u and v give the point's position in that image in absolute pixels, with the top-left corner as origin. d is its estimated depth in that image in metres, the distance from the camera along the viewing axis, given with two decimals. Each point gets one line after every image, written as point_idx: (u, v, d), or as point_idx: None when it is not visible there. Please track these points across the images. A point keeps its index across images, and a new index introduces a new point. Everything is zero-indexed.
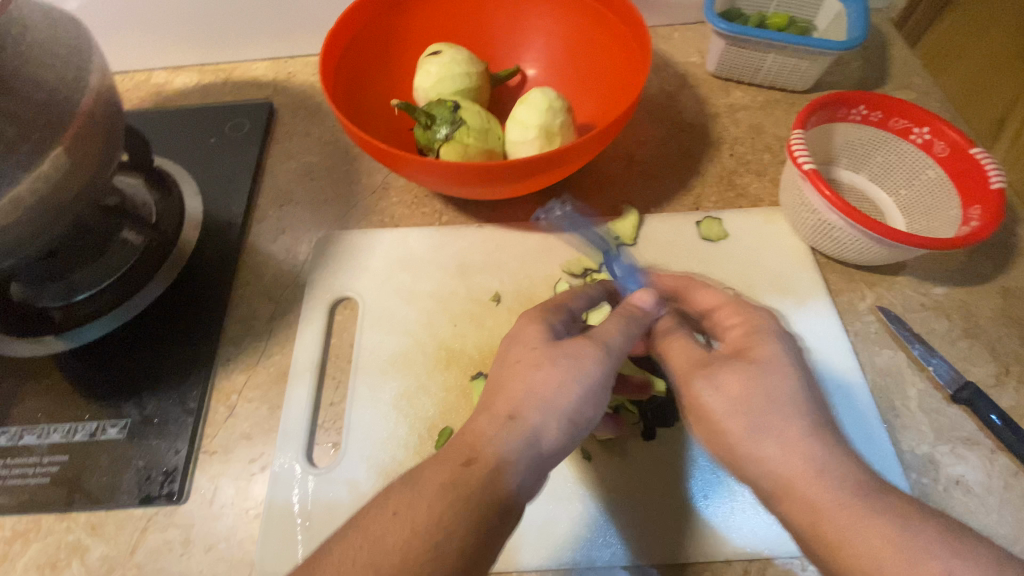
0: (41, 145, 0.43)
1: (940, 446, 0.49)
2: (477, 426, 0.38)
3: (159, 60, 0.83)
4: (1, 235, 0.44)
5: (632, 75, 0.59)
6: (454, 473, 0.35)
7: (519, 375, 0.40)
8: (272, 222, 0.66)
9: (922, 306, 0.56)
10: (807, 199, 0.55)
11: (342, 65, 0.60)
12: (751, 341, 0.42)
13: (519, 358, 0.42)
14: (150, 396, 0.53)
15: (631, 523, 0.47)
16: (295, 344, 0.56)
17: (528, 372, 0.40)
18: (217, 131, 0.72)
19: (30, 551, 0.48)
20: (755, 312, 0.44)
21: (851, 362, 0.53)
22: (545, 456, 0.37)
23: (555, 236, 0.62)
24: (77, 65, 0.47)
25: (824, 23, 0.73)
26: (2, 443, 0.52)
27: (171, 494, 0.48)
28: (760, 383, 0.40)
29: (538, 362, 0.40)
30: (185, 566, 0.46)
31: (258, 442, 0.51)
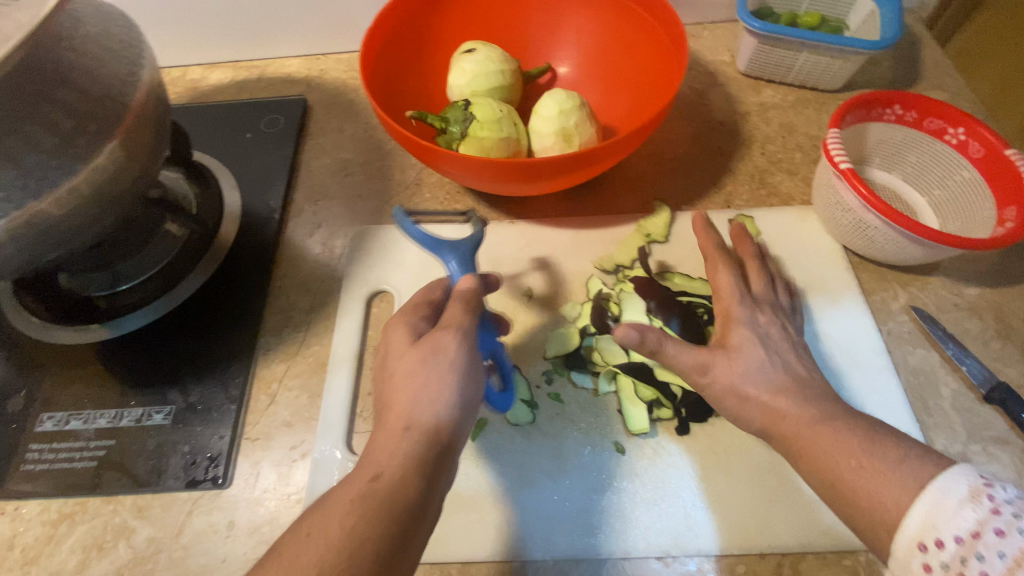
0: (98, 138, 0.44)
1: (973, 445, 0.49)
2: (378, 444, 0.39)
3: (195, 57, 0.84)
4: (59, 226, 0.45)
5: (666, 74, 0.60)
6: (361, 489, 0.36)
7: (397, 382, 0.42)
8: (308, 216, 0.67)
9: (955, 306, 0.56)
10: (842, 199, 0.56)
11: (381, 61, 0.61)
12: (729, 329, 0.48)
13: (392, 369, 0.43)
14: (194, 383, 0.54)
15: (664, 515, 0.47)
16: (333, 335, 0.58)
17: (400, 381, 0.41)
18: (253, 126, 0.74)
19: (78, 532, 0.50)
20: (735, 302, 0.50)
21: (883, 360, 0.53)
22: (444, 448, 0.39)
23: (587, 232, 0.62)
24: (131, 61, 0.47)
25: (857, 23, 0.73)
26: (50, 428, 0.54)
27: (217, 478, 0.50)
28: (744, 364, 0.45)
29: (406, 369, 0.42)
30: (229, 549, 0.48)
31: (298, 430, 0.53)
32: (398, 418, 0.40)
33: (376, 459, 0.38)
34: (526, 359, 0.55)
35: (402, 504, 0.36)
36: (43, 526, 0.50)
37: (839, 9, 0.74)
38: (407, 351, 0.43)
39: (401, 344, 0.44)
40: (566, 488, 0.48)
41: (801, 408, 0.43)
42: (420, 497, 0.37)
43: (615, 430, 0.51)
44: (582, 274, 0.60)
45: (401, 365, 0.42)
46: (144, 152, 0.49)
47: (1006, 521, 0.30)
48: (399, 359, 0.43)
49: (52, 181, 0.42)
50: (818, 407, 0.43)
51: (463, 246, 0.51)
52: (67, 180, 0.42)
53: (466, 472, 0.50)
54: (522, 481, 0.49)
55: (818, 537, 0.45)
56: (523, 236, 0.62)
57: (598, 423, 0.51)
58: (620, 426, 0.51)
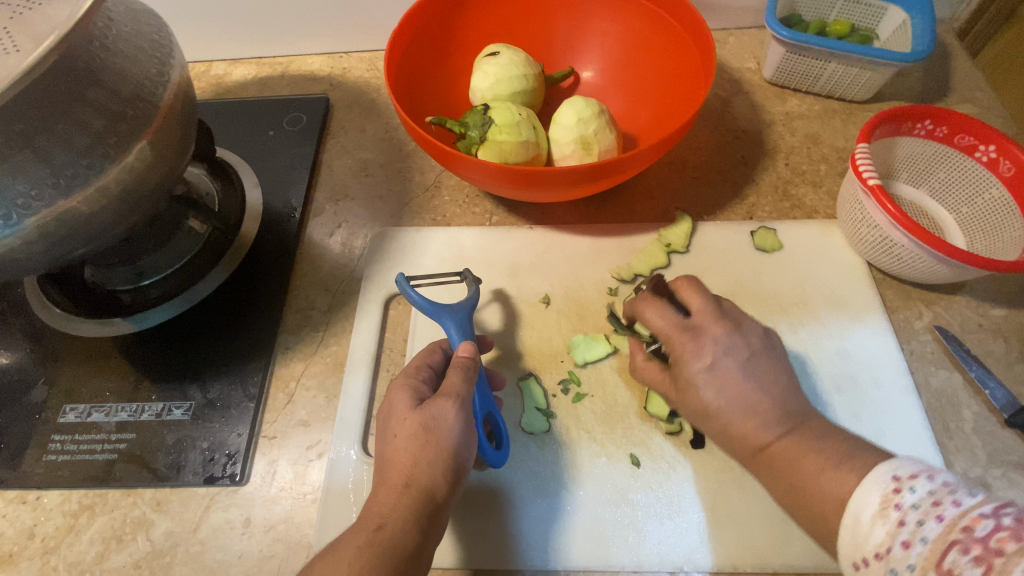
0: (128, 138, 0.44)
1: (993, 470, 0.48)
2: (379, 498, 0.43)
3: (220, 52, 0.85)
4: (89, 224, 0.45)
5: (692, 82, 0.59)
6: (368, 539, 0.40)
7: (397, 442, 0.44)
8: (328, 216, 0.67)
9: (980, 327, 0.55)
10: (868, 215, 0.55)
11: (405, 63, 0.61)
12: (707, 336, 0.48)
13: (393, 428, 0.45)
14: (213, 380, 0.55)
15: (679, 530, 0.47)
16: (351, 336, 0.58)
17: (398, 440, 0.44)
18: (276, 124, 0.74)
19: (99, 522, 0.51)
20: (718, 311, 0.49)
21: (905, 381, 0.52)
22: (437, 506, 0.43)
23: (606, 240, 0.62)
24: (160, 60, 0.48)
25: (887, 32, 0.71)
26: (73, 419, 0.55)
27: (234, 475, 0.51)
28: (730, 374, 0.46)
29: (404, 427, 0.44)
30: (245, 546, 0.48)
31: (315, 430, 0.53)
32: (399, 476, 0.43)
33: (374, 512, 0.42)
34: (542, 367, 0.55)
35: (400, 555, 0.39)
36: (63, 516, 0.51)
37: (870, 18, 0.72)
38: (408, 413, 0.45)
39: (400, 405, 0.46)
40: (580, 500, 0.48)
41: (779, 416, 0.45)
42: (416, 547, 0.40)
43: (631, 442, 0.50)
44: (600, 283, 0.59)
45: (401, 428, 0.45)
46: (172, 153, 0.49)
47: (909, 533, 0.33)
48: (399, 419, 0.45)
49: (82, 180, 0.42)
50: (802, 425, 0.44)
51: (462, 311, 0.52)
52: (96, 179, 0.43)
53: (480, 479, 0.50)
54: (537, 489, 0.49)
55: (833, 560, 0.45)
56: (541, 242, 0.62)
57: (613, 435, 0.51)
58: (637, 437, 0.51)
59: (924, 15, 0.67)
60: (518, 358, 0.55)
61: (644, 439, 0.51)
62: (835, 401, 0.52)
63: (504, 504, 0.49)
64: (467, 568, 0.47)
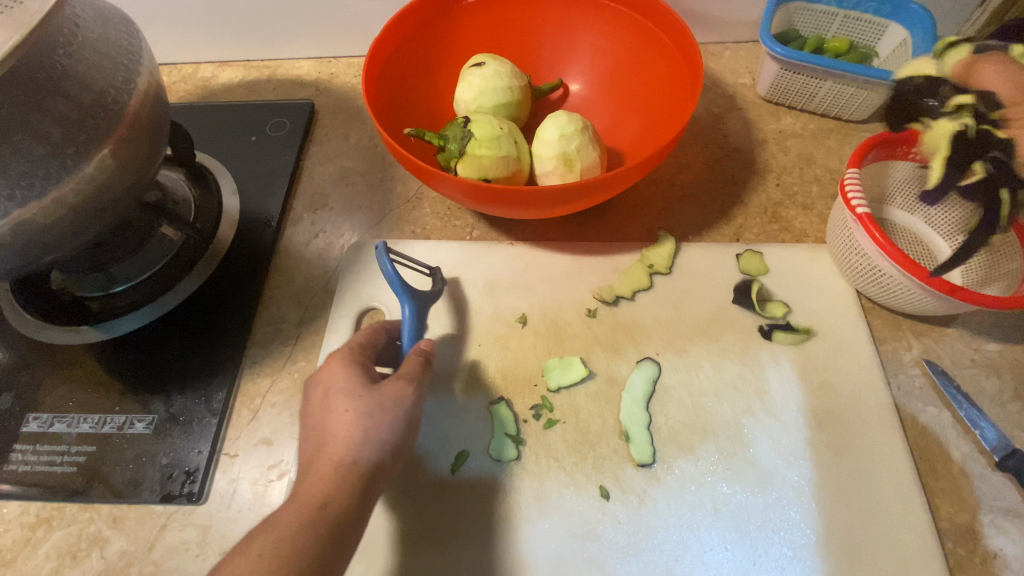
0: (89, 148, 0.43)
1: (980, 515, 0.46)
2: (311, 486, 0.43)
3: (207, 55, 0.84)
4: (47, 234, 0.44)
5: (681, 98, 0.57)
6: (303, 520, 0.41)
7: (336, 419, 0.45)
8: (307, 224, 0.66)
9: (973, 362, 0.53)
10: (856, 242, 0.53)
11: (387, 72, 0.59)
12: None
13: (332, 404, 0.46)
14: (178, 393, 0.54)
15: (645, 570, 0.45)
16: (320, 352, 0.57)
17: (338, 420, 0.45)
18: (259, 129, 0.73)
19: (53, 538, 0.49)
20: None
21: (890, 418, 0.50)
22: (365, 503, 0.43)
23: (588, 259, 0.60)
24: (127, 67, 0.47)
25: (887, 50, 0.69)
26: (34, 429, 0.53)
27: (192, 494, 0.49)
28: None
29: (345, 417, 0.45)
30: (199, 568, 0.47)
31: (278, 449, 0.52)
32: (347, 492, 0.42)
33: (316, 503, 0.41)
34: (514, 390, 0.53)
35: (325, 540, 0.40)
36: (20, 529, 0.50)
37: (870, 36, 0.70)
38: (348, 389, 0.47)
39: (344, 380, 0.47)
40: (544, 533, 0.47)
41: None
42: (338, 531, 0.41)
43: (601, 474, 0.49)
44: (579, 303, 0.58)
45: (340, 401, 0.46)
46: (138, 162, 0.48)
47: None
48: (339, 394, 0.46)
49: (38, 191, 0.41)
50: None
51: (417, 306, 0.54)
52: (53, 190, 0.42)
53: (443, 507, 0.48)
54: (502, 520, 0.47)
55: None
56: (521, 259, 0.61)
57: (583, 466, 0.49)
58: (608, 468, 0.49)
59: (925, 32, 0.65)
60: (490, 380, 0.54)
61: (614, 470, 0.49)
62: (815, 436, 0.50)
63: (465, 534, 0.47)
64: None
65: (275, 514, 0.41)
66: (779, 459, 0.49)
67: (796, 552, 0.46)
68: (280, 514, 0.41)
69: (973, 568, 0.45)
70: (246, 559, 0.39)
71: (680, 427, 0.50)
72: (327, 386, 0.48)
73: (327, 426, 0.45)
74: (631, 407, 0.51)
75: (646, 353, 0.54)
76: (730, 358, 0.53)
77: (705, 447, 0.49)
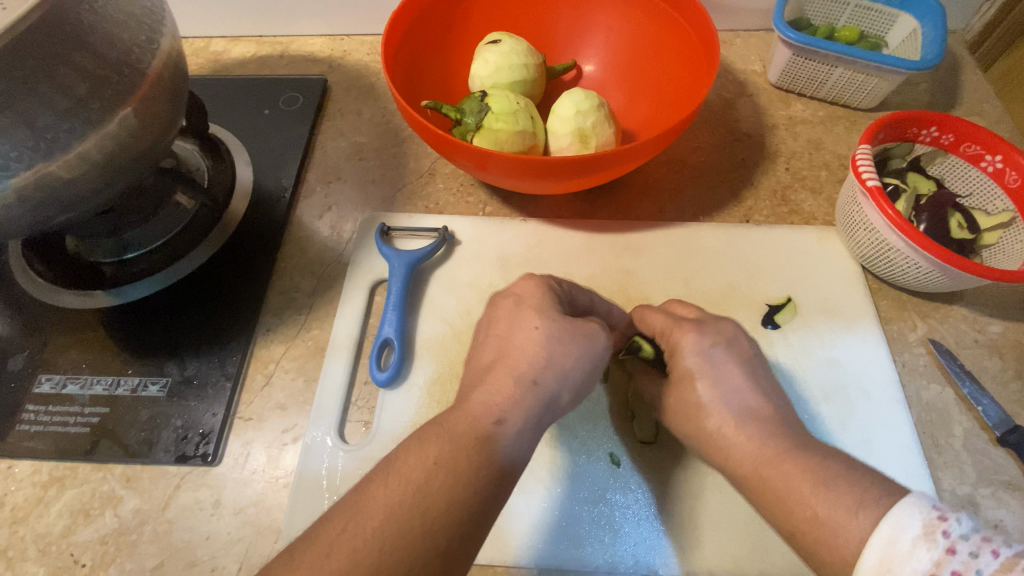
0: (112, 103, 0.44)
1: (981, 488, 0.47)
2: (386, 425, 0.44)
3: (220, 30, 0.84)
4: (71, 188, 0.45)
5: (694, 80, 0.58)
6: None
7: (520, 335, 0.44)
8: (319, 197, 0.66)
9: (976, 342, 0.54)
10: (867, 218, 0.54)
11: (404, 46, 0.60)
12: None
13: (513, 324, 0.45)
14: (192, 357, 0.54)
15: (656, 538, 0.46)
16: (334, 320, 0.57)
17: (498, 348, 0.44)
18: (271, 103, 0.73)
19: (66, 497, 0.50)
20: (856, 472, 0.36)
21: (895, 394, 0.52)
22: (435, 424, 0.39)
23: (600, 236, 0.61)
24: (151, 27, 0.47)
25: (896, 41, 0.70)
26: (46, 390, 0.54)
27: (206, 455, 0.50)
28: None
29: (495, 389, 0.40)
30: (213, 527, 0.47)
31: (292, 413, 0.52)
32: None
33: None
34: None
35: None
36: (33, 487, 0.50)
37: (880, 26, 0.71)
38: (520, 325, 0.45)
39: (538, 299, 0.46)
40: (556, 498, 0.48)
41: (760, 444, 0.40)
42: None
43: (612, 441, 0.50)
44: (589, 278, 0.59)
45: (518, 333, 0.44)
46: (158, 123, 0.49)
47: None
48: (524, 309, 0.46)
49: (63, 144, 0.42)
50: (776, 441, 0.40)
51: (400, 266, 0.58)
52: (78, 144, 0.43)
53: None
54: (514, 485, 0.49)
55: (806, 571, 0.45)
56: (534, 235, 0.61)
57: (592, 434, 0.51)
58: (619, 437, 0.51)
59: (935, 23, 0.66)
60: None
61: (625, 438, 0.50)
62: (822, 410, 0.51)
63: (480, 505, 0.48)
64: None
65: (401, 470, 0.35)
66: None
67: None
68: (428, 434, 0.37)
69: None
70: (385, 504, 0.34)
71: None
72: (520, 300, 0.47)
73: (549, 354, 0.43)
74: None
75: None
76: None
77: None
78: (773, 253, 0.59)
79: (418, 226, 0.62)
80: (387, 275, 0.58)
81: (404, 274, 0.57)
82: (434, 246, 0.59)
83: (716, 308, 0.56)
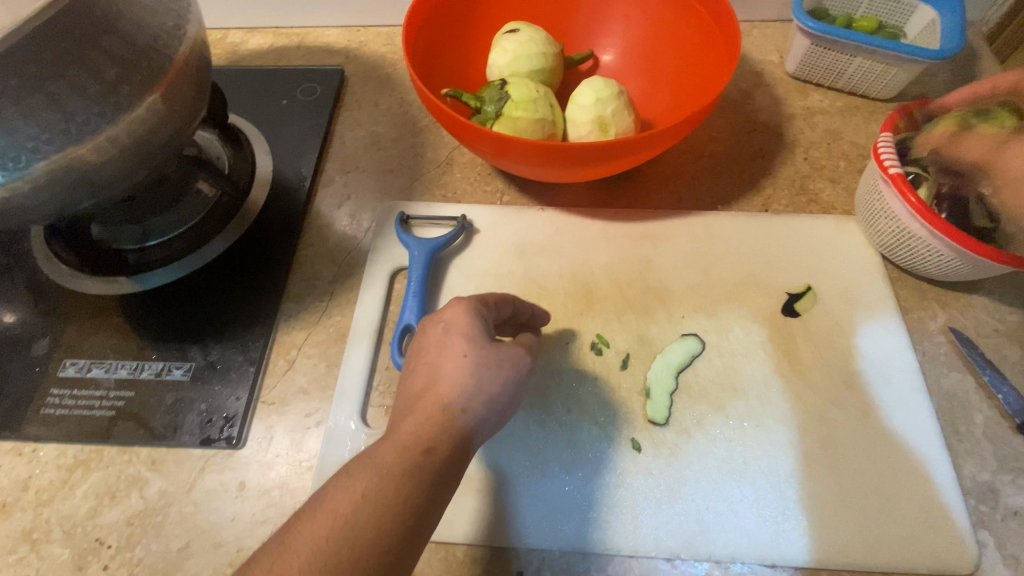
0: (141, 88, 0.44)
1: (1002, 475, 0.47)
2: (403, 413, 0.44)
3: (237, 21, 0.84)
4: (100, 173, 0.45)
5: (713, 68, 0.58)
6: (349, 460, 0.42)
7: (449, 365, 0.42)
8: (338, 186, 0.67)
9: (996, 331, 0.54)
10: (887, 207, 0.54)
11: (424, 34, 0.60)
12: None
13: (443, 350, 0.43)
14: (215, 342, 0.55)
15: (677, 522, 0.47)
16: (355, 307, 0.58)
17: (427, 375, 0.43)
18: (290, 93, 0.74)
19: (91, 479, 0.50)
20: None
21: (916, 381, 0.52)
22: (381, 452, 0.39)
23: (618, 224, 0.61)
24: (177, 14, 0.47)
25: (915, 31, 0.70)
26: (71, 374, 0.54)
27: (231, 438, 0.50)
28: None
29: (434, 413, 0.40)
30: (238, 509, 0.48)
31: (315, 398, 0.53)
32: None
33: None
34: (547, 347, 0.54)
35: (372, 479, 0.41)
36: (57, 470, 0.51)
37: (899, 16, 0.71)
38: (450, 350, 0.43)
39: (467, 325, 0.44)
40: (577, 483, 0.49)
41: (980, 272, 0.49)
42: None
43: (633, 427, 0.50)
44: (608, 266, 0.59)
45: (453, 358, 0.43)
46: (184, 109, 0.49)
47: None
48: (454, 335, 0.44)
49: (93, 128, 0.42)
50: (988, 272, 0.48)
51: (419, 254, 0.58)
52: (108, 128, 0.43)
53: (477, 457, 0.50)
54: (535, 470, 0.49)
55: (828, 555, 0.45)
56: (552, 224, 0.62)
57: (612, 420, 0.51)
58: (640, 423, 0.51)
59: (954, 14, 0.66)
60: None
61: (645, 423, 0.51)
62: (842, 397, 0.51)
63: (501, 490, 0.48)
64: (460, 543, 0.47)
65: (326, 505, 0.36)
66: (805, 417, 0.50)
67: (818, 513, 0.47)
68: (357, 467, 0.38)
69: (994, 525, 0.46)
70: (310, 543, 0.34)
71: (709, 386, 0.52)
72: (450, 326, 0.45)
73: (477, 382, 0.42)
74: (661, 369, 0.53)
75: (675, 317, 0.55)
76: (759, 322, 0.55)
77: (734, 405, 0.51)
78: (792, 242, 0.59)
79: (436, 214, 0.62)
80: (406, 262, 0.59)
81: (422, 263, 0.58)
82: (453, 234, 0.59)
83: (734, 296, 0.56)
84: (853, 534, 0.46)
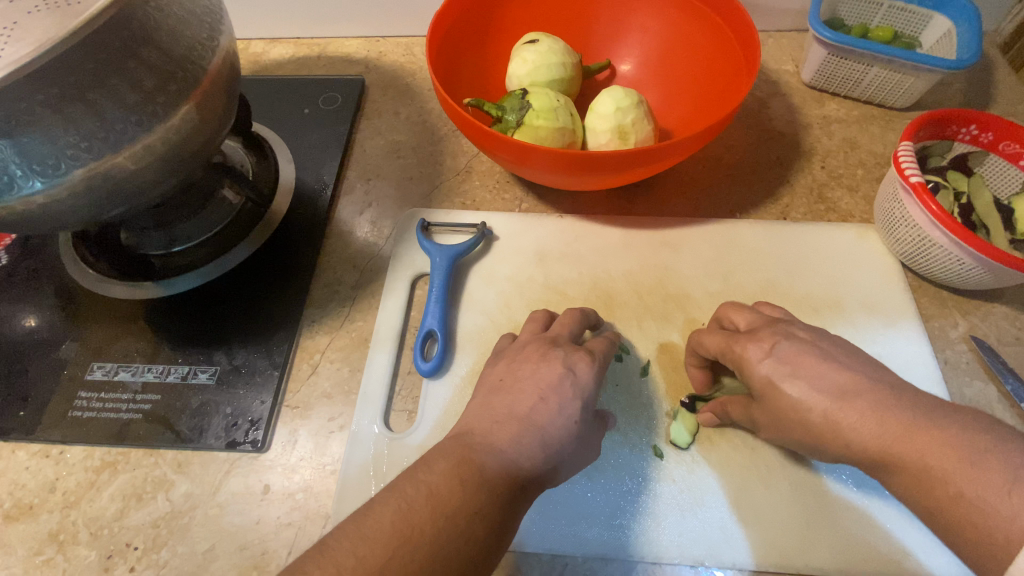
0: (177, 98, 0.45)
1: None
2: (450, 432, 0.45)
3: (260, 32, 0.86)
4: (134, 180, 0.46)
5: (731, 78, 0.59)
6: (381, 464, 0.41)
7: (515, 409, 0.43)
8: (359, 194, 0.68)
9: (1018, 340, 0.54)
10: (908, 215, 0.54)
11: (444, 45, 0.61)
12: None
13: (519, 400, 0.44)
14: (240, 347, 0.56)
15: (702, 530, 0.46)
16: (377, 312, 0.58)
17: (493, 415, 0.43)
18: (311, 102, 0.75)
19: (118, 481, 0.51)
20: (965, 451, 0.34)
21: (939, 390, 0.51)
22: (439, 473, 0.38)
23: (637, 232, 0.62)
24: (210, 26, 0.49)
25: (930, 41, 0.70)
26: (98, 377, 0.55)
27: (256, 442, 0.51)
28: None
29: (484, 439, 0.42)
30: (263, 512, 0.49)
31: (338, 402, 0.54)
32: None
33: None
34: None
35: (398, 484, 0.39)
36: (84, 472, 0.51)
37: (914, 26, 0.71)
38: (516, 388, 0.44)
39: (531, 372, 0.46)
40: (599, 488, 0.49)
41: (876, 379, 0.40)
42: None
43: (654, 434, 0.51)
44: (627, 273, 0.59)
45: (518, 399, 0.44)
46: (215, 119, 0.50)
47: None
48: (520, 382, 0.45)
49: (130, 136, 0.43)
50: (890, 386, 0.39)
51: (440, 260, 0.59)
52: (144, 137, 0.44)
53: None
54: None
55: (855, 563, 0.45)
56: (571, 231, 0.62)
57: (634, 426, 0.51)
58: (662, 430, 0.51)
59: (970, 24, 0.65)
60: None
61: (666, 430, 0.51)
62: None
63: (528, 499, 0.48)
64: None
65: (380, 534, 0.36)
66: None
67: (843, 520, 0.46)
68: None
69: None
70: None
71: None
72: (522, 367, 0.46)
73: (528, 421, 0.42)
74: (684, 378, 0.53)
75: (695, 323, 0.56)
76: None
77: None
78: (811, 250, 0.60)
79: (456, 222, 0.63)
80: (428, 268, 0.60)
81: (442, 271, 0.58)
82: (474, 241, 0.60)
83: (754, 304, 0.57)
84: (878, 544, 0.45)
